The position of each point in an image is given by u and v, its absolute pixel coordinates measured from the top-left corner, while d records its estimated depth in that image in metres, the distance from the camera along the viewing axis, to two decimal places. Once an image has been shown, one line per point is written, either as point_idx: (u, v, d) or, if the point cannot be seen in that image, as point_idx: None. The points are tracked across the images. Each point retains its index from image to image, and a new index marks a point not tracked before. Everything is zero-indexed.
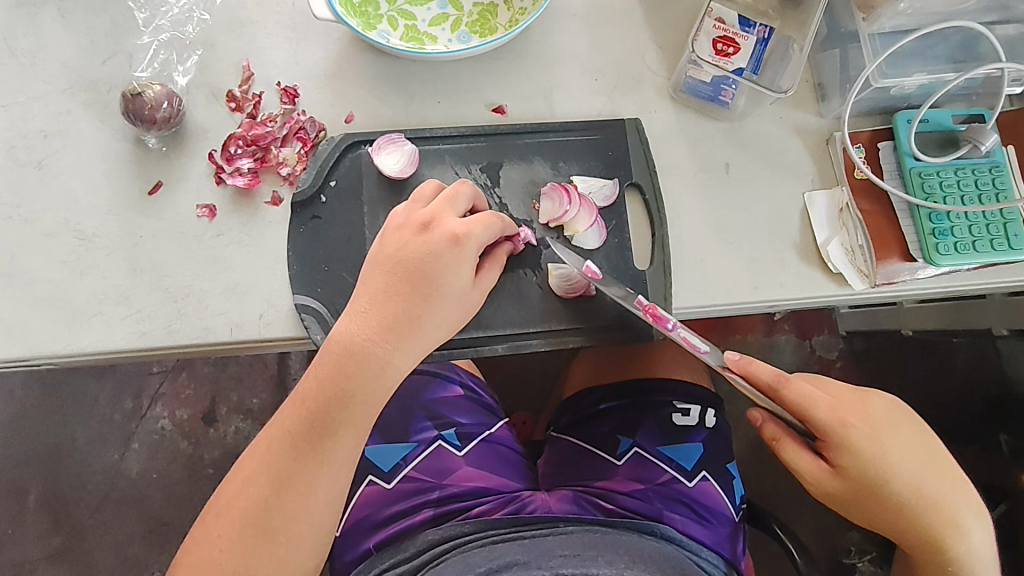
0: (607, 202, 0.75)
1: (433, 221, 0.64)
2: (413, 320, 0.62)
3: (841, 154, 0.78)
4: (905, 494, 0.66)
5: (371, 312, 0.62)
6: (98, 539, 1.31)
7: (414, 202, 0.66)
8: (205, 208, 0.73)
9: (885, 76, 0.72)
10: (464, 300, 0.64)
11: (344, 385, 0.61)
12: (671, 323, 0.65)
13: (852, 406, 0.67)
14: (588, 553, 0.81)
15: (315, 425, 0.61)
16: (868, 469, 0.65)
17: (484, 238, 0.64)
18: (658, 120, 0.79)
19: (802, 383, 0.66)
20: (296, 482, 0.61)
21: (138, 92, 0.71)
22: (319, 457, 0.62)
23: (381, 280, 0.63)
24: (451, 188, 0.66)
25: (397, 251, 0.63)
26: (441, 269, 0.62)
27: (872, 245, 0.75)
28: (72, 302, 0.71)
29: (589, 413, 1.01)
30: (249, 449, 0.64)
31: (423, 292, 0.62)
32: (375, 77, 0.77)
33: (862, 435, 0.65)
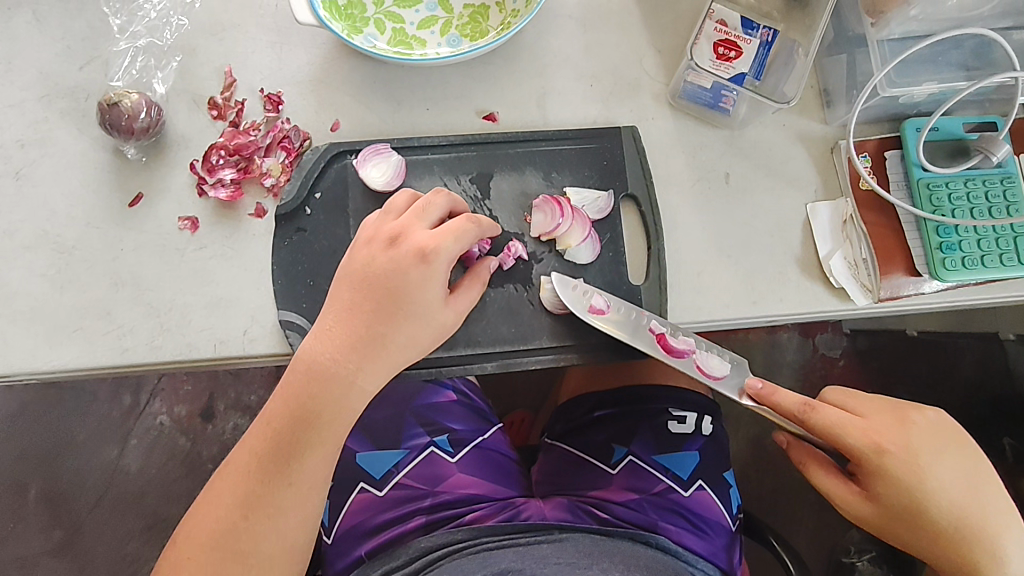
0: (602, 215, 0.73)
1: (401, 235, 0.62)
2: (378, 337, 0.60)
3: (846, 164, 0.75)
4: (947, 523, 0.63)
5: (338, 329, 0.61)
6: (95, 538, 1.26)
7: (386, 215, 0.64)
8: (187, 220, 0.71)
9: (894, 85, 0.69)
10: (434, 317, 0.62)
11: (308, 403, 0.60)
12: (687, 348, 0.68)
13: (891, 429, 0.64)
14: (582, 562, 0.79)
15: (281, 445, 0.60)
16: (906, 497, 0.62)
17: (454, 252, 0.61)
18: (656, 128, 0.76)
19: (830, 408, 0.64)
20: (264, 504, 0.59)
21: (114, 103, 0.68)
22: (286, 479, 0.60)
23: (347, 296, 0.61)
24: (423, 200, 0.64)
25: (363, 267, 0.61)
26: (407, 286, 0.60)
27: (876, 258, 0.72)
28: (52, 317, 0.69)
29: (584, 420, 0.98)
30: (220, 468, 0.63)
31: (389, 309, 0.60)
32: (362, 84, 0.75)
33: (899, 462, 0.62)
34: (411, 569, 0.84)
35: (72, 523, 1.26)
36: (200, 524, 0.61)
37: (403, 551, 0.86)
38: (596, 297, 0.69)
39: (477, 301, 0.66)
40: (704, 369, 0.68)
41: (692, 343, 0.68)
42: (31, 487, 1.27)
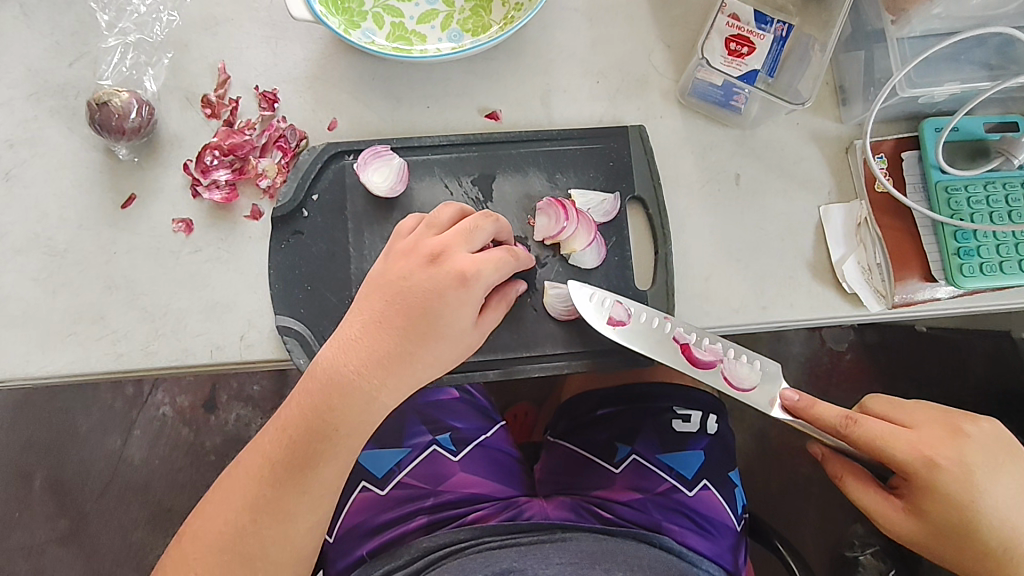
0: (607, 218, 0.71)
1: (442, 253, 0.59)
2: (407, 357, 0.58)
3: (861, 164, 0.72)
4: (995, 538, 0.61)
5: (365, 342, 0.58)
6: (97, 528, 1.26)
7: (427, 227, 0.62)
8: (182, 222, 0.69)
9: (914, 85, 0.66)
10: (462, 342, 0.60)
11: (327, 416, 0.57)
12: (711, 357, 0.66)
13: (943, 442, 0.61)
14: (585, 562, 0.77)
15: (295, 455, 0.58)
16: (955, 513, 0.60)
17: (493, 280, 0.60)
18: (664, 127, 0.73)
19: (875, 422, 0.62)
20: (272, 510, 0.58)
21: (104, 102, 0.67)
22: (298, 486, 0.58)
23: (377, 308, 0.59)
24: (469, 219, 0.61)
25: (398, 280, 0.59)
26: (442, 308, 0.58)
27: (890, 262, 0.70)
28: (45, 321, 0.68)
29: (585, 419, 0.95)
30: (229, 469, 0.61)
31: (421, 330, 0.58)
32: (360, 81, 0.72)
33: (950, 478, 0.60)
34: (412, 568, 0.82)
35: (76, 513, 1.26)
36: (209, 525, 0.59)
37: (405, 551, 0.84)
38: (615, 308, 0.67)
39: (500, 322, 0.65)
40: (731, 379, 0.66)
41: (720, 352, 0.66)
42: (34, 478, 1.26)
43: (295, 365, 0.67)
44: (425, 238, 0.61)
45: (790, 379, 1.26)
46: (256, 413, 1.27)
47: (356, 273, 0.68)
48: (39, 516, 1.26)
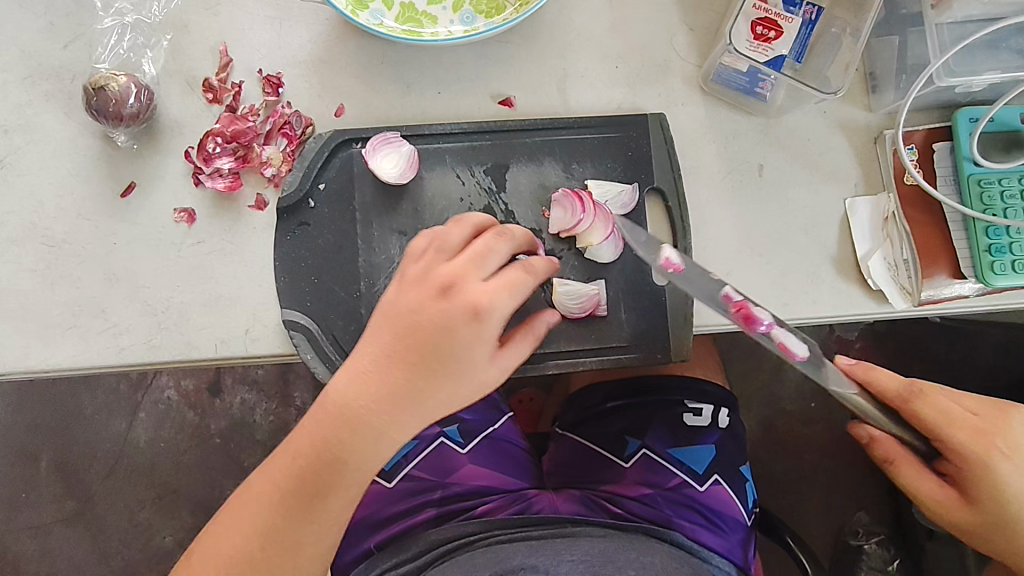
0: (625, 211, 0.68)
1: (454, 285, 0.54)
2: (420, 397, 0.54)
3: (891, 156, 0.69)
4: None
5: (373, 378, 0.54)
6: (99, 515, 1.25)
7: (436, 252, 0.56)
8: (184, 213, 0.67)
9: (952, 74, 0.63)
10: (482, 380, 0.55)
11: (335, 452, 0.53)
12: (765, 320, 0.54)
13: (996, 426, 0.61)
14: (597, 561, 0.75)
15: (304, 484, 0.54)
16: (1008, 501, 0.59)
17: (510, 310, 0.55)
18: (685, 115, 0.70)
19: (938, 397, 0.61)
20: (283, 538, 0.54)
21: (100, 86, 0.64)
22: (309, 516, 0.54)
23: (387, 341, 0.54)
24: (482, 242, 0.56)
25: (410, 311, 0.54)
26: (456, 346, 0.53)
27: (919, 259, 0.67)
28: (44, 314, 0.65)
29: (595, 411, 0.93)
30: (238, 490, 0.57)
31: (434, 368, 0.53)
32: (369, 65, 0.69)
33: (1009, 464, 0.59)
34: (421, 562, 0.81)
35: (82, 496, 1.26)
36: (215, 549, 0.55)
37: (413, 543, 0.83)
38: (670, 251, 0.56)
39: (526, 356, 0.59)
40: (785, 347, 0.54)
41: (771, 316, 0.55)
42: (39, 459, 1.26)
43: (301, 360, 0.65)
44: (436, 266, 0.56)
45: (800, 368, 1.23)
46: (261, 397, 1.26)
47: (365, 266, 0.66)
48: (45, 497, 1.26)
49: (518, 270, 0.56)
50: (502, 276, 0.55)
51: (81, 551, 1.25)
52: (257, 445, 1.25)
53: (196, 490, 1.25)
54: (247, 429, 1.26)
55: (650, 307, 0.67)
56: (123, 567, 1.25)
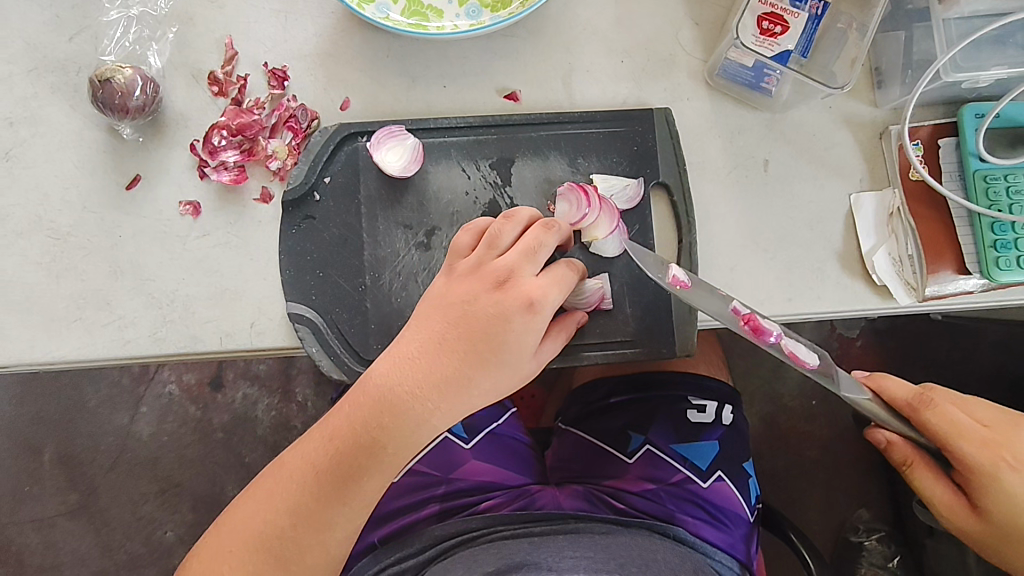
0: (630, 205, 0.68)
1: (509, 277, 0.57)
2: (467, 384, 0.55)
3: (896, 151, 0.69)
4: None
5: (424, 364, 0.56)
6: (101, 509, 1.26)
7: (488, 246, 0.59)
8: (189, 205, 0.67)
9: (958, 69, 0.63)
10: (525, 371, 0.57)
11: (377, 433, 0.56)
12: (773, 334, 0.57)
13: (1008, 439, 0.60)
14: (601, 558, 0.75)
15: (338, 466, 0.56)
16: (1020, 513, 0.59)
17: (558, 303, 0.57)
18: (690, 109, 0.70)
19: (947, 406, 0.60)
20: (311, 517, 0.57)
21: (106, 79, 0.64)
22: (340, 498, 0.57)
23: (439, 329, 0.56)
24: (534, 237, 0.58)
25: (464, 301, 0.56)
26: (508, 333, 0.55)
27: (924, 255, 0.67)
28: (49, 306, 0.66)
29: (599, 406, 0.93)
30: (274, 464, 0.60)
31: (485, 356, 0.55)
32: (375, 58, 0.69)
33: (1016, 478, 0.58)
34: (425, 556, 0.81)
35: (84, 489, 1.26)
36: (247, 520, 0.59)
37: (417, 538, 0.83)
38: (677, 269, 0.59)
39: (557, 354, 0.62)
40: (794, 355, 0.57)
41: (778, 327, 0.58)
42: (42, 453, 1.26)
43: (306, 353, 0.65)
44: (489, 260, 0.58)
45: None
46: (263, 392, 1.26)
47: (370, 259, 0.66)
48: (48, 491, 1.26)
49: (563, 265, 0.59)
50: (552, 271, 0.58)
51: (83, 545, 1.25)
52: (259, 440, 1.25)
53: (199, 484, 1.25)
54: (249, 424, 1.26)
55: (654, 301, 0.67)
56: (125, 561, 1.25)
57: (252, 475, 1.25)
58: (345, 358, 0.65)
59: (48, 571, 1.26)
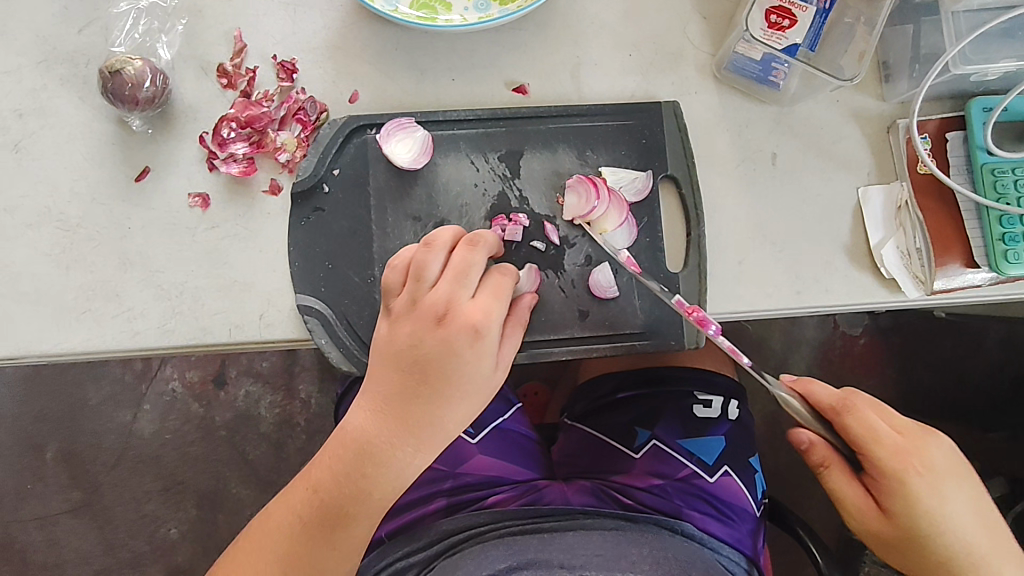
0: (639, 197, 0.68)
1: (447, 311, 0.56)
2: (434, 419, 0.57)
3: (904, 144, 0.69)
4: (955, 546, 0.61)
5: (389, 408, 0.57)
6: (104, 506, 1.25)
7: (419, 280, 0.58)
8: (198, 197, 0.67)
9: (968, 62, 0.63)
10: (488, 390, 0.59)
11: (361, 480, 0.58)
12: (713, 327, 0.61)
13: (918, 446, 0.61)
14: (611, 555, 0.75)
15: (325, 512, 0.59)
16: (922, 517, 0.60)
17: (502, 319, 0.58)
18: (699, 103, 0.70)
19: (868, 413, 0.61)
20: (305, 562, 0.59)
21: (116, 70, 0.64)
22: (329, 541, 0.59)
23: (396, 379, 0.57)
24: (460, 259, 0.58)
25: (410, 346, 0.56)
26: (460, 365, 0.56)
27: (932, 248, 0.67)
28: (58, 298, 0.66)
29: (605, 401, 0.94)
30: (261, 517, 0.63)
31: (444, 390, 0.56)
32: (384, 51, 0.69)
33: (921, 483, 0.59)
34: (433, 551, 0.81)
35: (87, 486, 1.26)
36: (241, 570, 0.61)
37: (425, 532, 0.83)
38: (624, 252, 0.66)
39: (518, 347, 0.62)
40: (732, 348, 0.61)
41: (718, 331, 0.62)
42: (46, 449, 1.26)
43: (316, 345, 0.65)
44: (422, 295, 0.58)
45: (804, 362, 1.23)
46: (266, 389, 1.26)
47: (379, 252, 0.66)
48: (51, 488, 1.26)
49: (496, 276, 0.59)
50: (488, 288, 0.58)
51: (87, 542, 1.25)
52: (262, 438, 1.25)
53: (202, 482, 1.25)
54: (252, 422, 1.26)
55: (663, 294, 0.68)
56: (129, 558, 1.25)
57: (255, 473, 1.25)
58: (355, 351, 0.66)
59: (52, 569, 1.26)
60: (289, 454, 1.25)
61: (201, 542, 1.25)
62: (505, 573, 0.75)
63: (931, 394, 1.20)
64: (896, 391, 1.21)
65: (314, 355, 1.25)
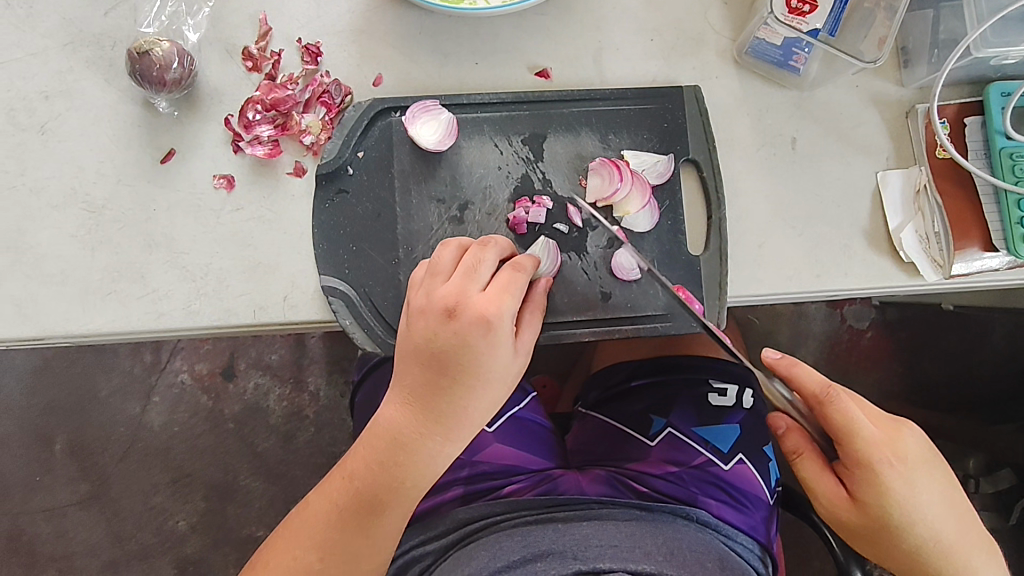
0: (661, 180, 0.69)
1: (457, 305, 0.56)
2: (458, 408, 0.57)
3: (922, 129, 0.70)
4: (926, 538, 0.61)
5: (415, 401, 0.58)
6: (112, 498, 1.24)
7: (433, 276, 0.59)
8: (223, 178, 0.67)
9: (989, 45, 0.64)
10: (508, 377, 0.58)
11: (393, 470, 0.58)
12: (699, 306, 0.67)
13: (892, 437, 0.62)
14: (626, 545, 0.72)
15: (359, 502, 0.59)
16: (895, 507, 0.60)
17: (514, 310, 0.57)
18: (719, 88, 0.71)
19: (849, 404, 0.60)
20: (340, 552, 0.60)
21: (144, 51, 0.64)
22: (364, 531, 0.60)
23: (418, 372, 0.57)
24: (472, 257, 0.59)
25: (426, 341, 0.56)
26: (475, 356, 0.56)
27: (950, 232, 0.68)
28: (84, 279, 0.66)
29: (620, 388, 0.92)
30: (297, 509, 0.63)
31: (462, 381, 0.56)
32: (408, 34, 0.70)
33: (894, 474, 0.60)
34: (448, 541, 0.80)
35: (95, 479, 1.24)
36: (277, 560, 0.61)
37: (440, 521, 0.81)
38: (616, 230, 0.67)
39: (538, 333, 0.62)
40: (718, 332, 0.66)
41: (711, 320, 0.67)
42: (54, 442, 1.25)
43: (340, 326, 0.65)
44: (435, 291, 0.58)
45: (814, 354, 1.22)
46: (274, 382, 1.25)
47: (403, 233, 0.66)
48: (59, 480, 1.24)
49: (508, 272, 0.59)
50: (499, 282, 0.58)
51: (94, 534, 1.24)
52: (270, 430, 1.24)
53: (210, 474, 1.24)
54: (261, 415, 1.25)
55: (684, 277, 0.68)
56: (137, 550, 1.24)
57: (264, 465, 1.24)
58: (379, 331, 0.66)
59: (60, 561, 1.25)
60: (298, 447, 1.24)
61: (210, 534, 1.24)
62: (519, 564, 0.72)
63: (940, 387, 1.20)
64: (904, 384, 1.21)
65: (323, 347, 1.25)
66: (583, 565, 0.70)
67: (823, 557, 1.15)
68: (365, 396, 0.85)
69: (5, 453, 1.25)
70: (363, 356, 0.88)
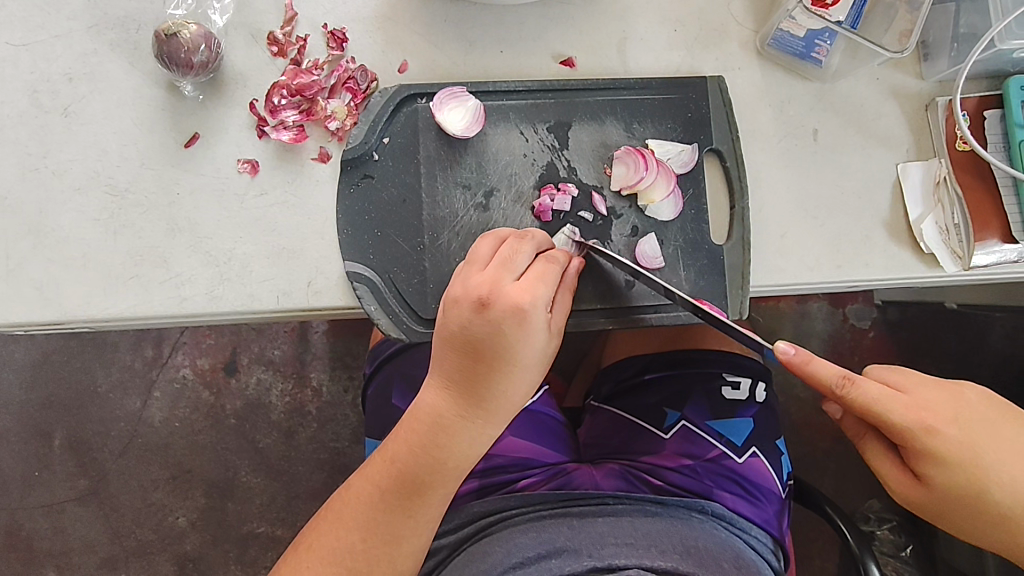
0: (685, 169, 0.69)
1: (490, 295, 0.56)
2: (498, 393, 0.58)
3: (943, 121, 0.71)
4: (1009, 500, 0.59)
5: (455, 386, 0.58)
6: (110, 494, 1.22)
7: (469, 267, 0.60)
8: (247, 163, 0.67)
9: (1013, 37, 0.65)
10: (544, 361, 0.59)
11: (437, 452, 0.59)
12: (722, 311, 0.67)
13: (942, 403, 0.59)
14: (642, 543, 0.71)
15: (402, 484, 0.60)
16: (962, 476, 0.58)
17: (547, 297, 0.58)
18: (742, 79, 0.72)
19: (867, 383, 0.57)
20: (384, 532, 0.60)
21: (173, 33, 0.64)
22: (407, 512, 0.60)
23: (455, 358, 0.57)
24: (508, 249, 0.59)
25: (460, 329, 0.56)
26: (511, 343, 0.56)
27: (970, 223, 0.68)
28: (106, 264, 0.65)
29: (634, 382, 0.88)
30: (338, 494, 0.64)
31: (501, 367, 0.57)
32: (433, 23, 0.70)
33: (951, 441, 0.57)
34: (463, 534, 0.78)
35: (95, 474, 1.23)
36: (322, 542, 0.61)
37: (456, 514, 0.80)
38: (643, 238, 0.68)
39: (569, 311, 0.63)
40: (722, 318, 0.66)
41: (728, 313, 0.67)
42: (54, 436, 1.23)
43: (364, 312, 0.65)
44: (468, 281, 0.58)
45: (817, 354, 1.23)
46: (277, 377, 1.24)
47: (429, 219, 0.66)
48: (58, 475, 1.23)
49: (541, 262, 0.60)
50: (533, 272, 0.58)
51: (94, 530, 1.23)
52: (273, 426, 1.23)
53: (213, 470, 1.23)
54: (263, 411, 1.23)
55: (707, 268, 0.68)
56: (137, 547, 1.23)
57: (266, 461, 1.23)
58: (403, 316, 0.66)
59: (58, 557, 1.23)
60: (300, 443, 1.23)
61: (211, 530, 1.23)
62: (535, 561, 0.71)
63: None
64: None
65: (328, 343, 1.24)
66: (598, 562, 0.70)
67: (825, 555, 1.16)
68: (379, 388, 0.84)
69: (5, 448, 1.23)
70: (375, 348, 0.87)
